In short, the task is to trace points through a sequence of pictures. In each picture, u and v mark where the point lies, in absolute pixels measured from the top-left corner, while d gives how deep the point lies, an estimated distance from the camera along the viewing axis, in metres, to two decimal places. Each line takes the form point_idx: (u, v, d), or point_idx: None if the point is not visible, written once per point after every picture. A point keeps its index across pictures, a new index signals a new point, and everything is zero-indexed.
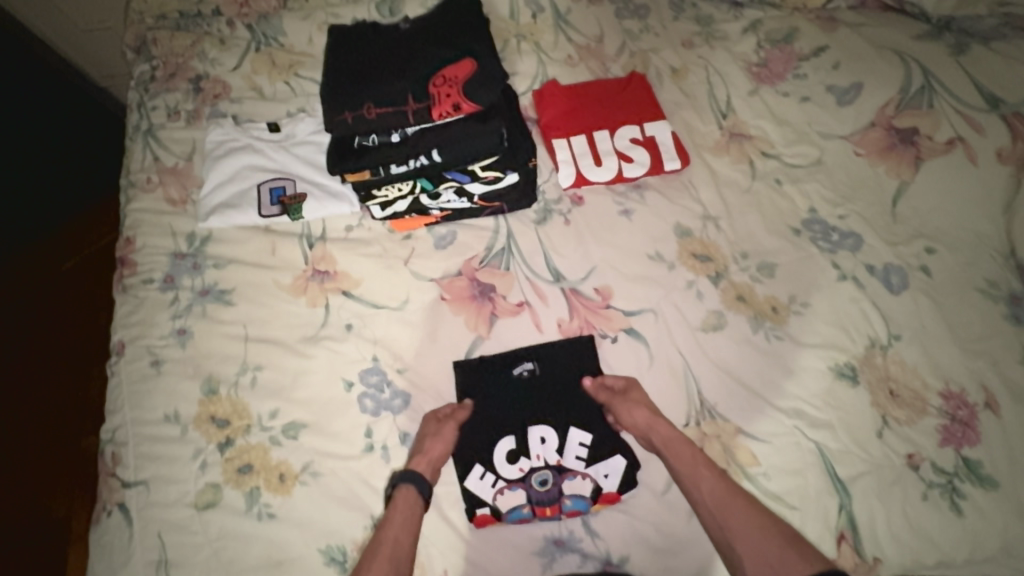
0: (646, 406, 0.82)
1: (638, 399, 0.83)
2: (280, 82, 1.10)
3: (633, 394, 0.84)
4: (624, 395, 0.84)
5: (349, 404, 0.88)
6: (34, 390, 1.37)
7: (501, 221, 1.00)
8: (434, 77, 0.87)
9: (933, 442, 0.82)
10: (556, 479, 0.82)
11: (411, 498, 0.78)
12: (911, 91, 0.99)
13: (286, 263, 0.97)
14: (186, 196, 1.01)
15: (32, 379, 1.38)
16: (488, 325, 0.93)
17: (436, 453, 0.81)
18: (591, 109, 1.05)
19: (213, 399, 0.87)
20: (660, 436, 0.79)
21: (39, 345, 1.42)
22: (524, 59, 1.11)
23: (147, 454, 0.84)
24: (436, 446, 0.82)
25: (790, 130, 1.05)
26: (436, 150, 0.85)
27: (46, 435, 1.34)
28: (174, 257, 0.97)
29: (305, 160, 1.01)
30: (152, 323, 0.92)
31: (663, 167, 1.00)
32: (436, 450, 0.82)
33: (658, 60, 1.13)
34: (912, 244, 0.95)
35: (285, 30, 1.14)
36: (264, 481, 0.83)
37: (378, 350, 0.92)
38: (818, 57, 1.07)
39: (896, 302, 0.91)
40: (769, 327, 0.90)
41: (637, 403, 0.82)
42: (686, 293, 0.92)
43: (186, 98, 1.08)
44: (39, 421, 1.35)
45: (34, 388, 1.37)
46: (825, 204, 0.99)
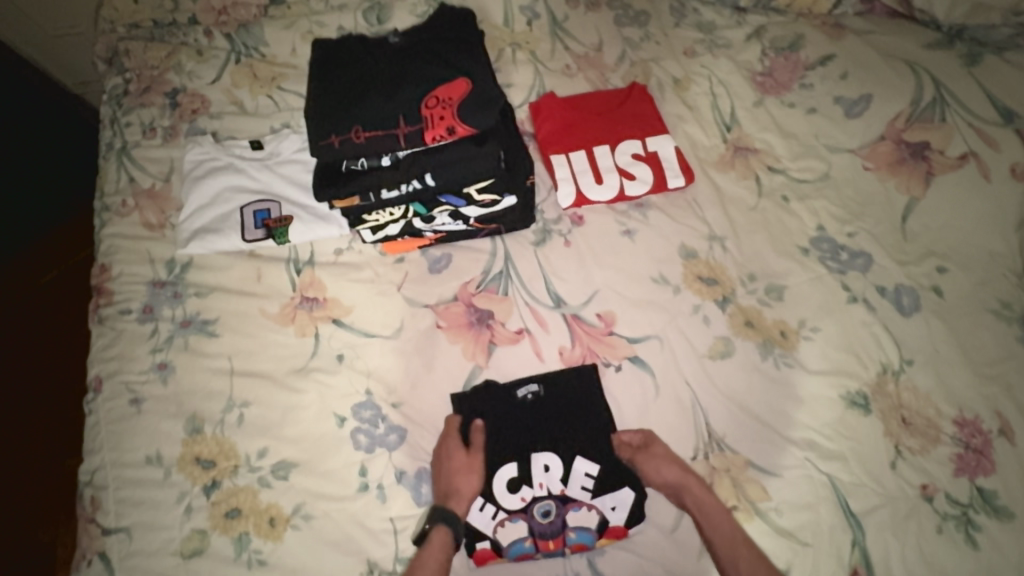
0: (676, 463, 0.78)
1: (668, 456, 0.79)
2: (262, 96, 1.04)
3: (659, 449, 0.79)
4: (646, 449, 0.80)
5: (342, 441, 0.84)
6: (11, 412, 1.29)
7: (498, 242, 0.95)
8: (428, 98, 0.81)
9: (947, 472, 0.79)
10: (559, 510, 0.78)
11: (443, 538, 0.75)
12: (922, 104, 0.96)
13: (272, 290, 0.92)
14: (164, 220, 0.96)
15: (12, 398, 1.31)
16: (486, 354, 0.88)
17: (469, 488, 0.78)
18: (590, 124, 1.00)
19: (197, 438, 0.83)
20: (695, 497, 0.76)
21: (16, 362, 1.34)
22: (519, 69, 1.06)
23: (128, 499, 0.80)
24: (469, 481, 0.78)
25: (796, 143, 1.01)
26: (430, 174, 0.80)
27: (26, 457, 1.26)
28: (152, 285, 0.91)
29: (290, 179, 0.96)
30: (130, 357, 0.87)
31: (666, 185, 0.96)
32: (470, 485, 0.78)
33: (659, 70, 1.09)
34: (923, 262, 0.91)
35: (266, 39, 1.08)
36: (253, 525, 0.78)
37: (371, 383, 0.87)
38: (824, 66, 1.04)
39: (908, 324, 0.87)
40: (778, 354, 0.86)
41: (667, 460, 0.78)
42: (692, 318, 0.89)
43: (162, 113, 1.02)
44: (21, 441, 1.27)
45: (13, 409, 1.30)
46: (833, 221, 0.95)
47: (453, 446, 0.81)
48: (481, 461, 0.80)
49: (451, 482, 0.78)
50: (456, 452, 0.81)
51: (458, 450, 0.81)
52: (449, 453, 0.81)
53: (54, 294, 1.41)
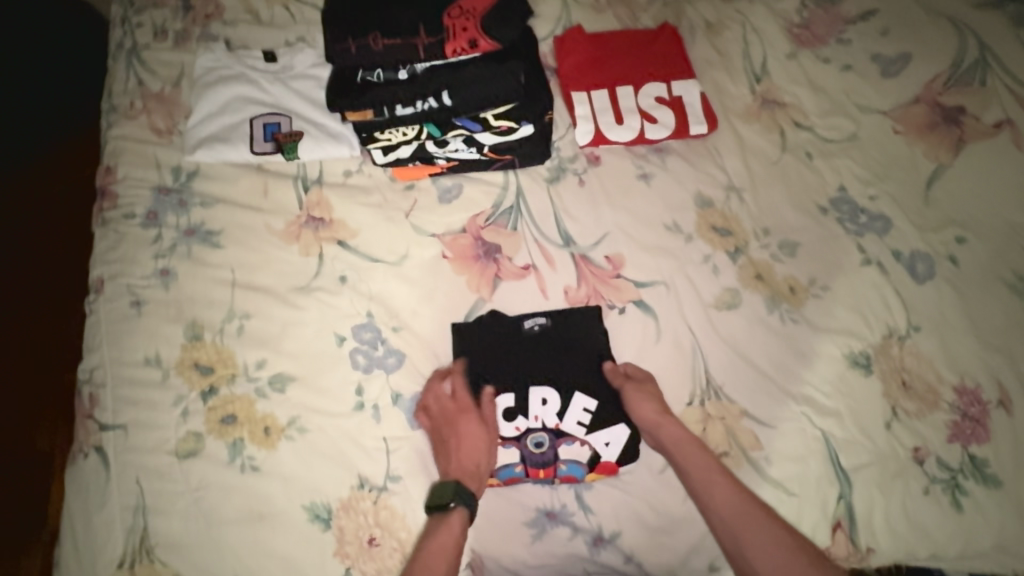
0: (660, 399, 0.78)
1: (654, 395, 0.78)
2: (279, 7, 1.00)
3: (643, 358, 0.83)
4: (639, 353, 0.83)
5: (341, 359, 0.84)
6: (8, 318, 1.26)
7: (511, 176, 0.92)
8: (451, 9, 0.78)
9: (941, 437, 0.79)
10: (552, 442, 0.78)
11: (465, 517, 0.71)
12: (963, 66, 0.92)
13: (279, 207, 0.91)
14: (171, 125, 0.93)
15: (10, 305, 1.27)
16: (491, 287, 0.87)
17: (480, 456, 0.76)
18: (616, 62, 0.97)
19: (196, 344, 0.83)
20: (669, 437, 0.74)
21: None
22: (546, 0, 1.02)
23: (127, 397, 0.80)
24: (482, 451, 0.76)
25: (826, 101, 0.98)
26: (447, 92, 0.78)
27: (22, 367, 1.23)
28: (157, 191, 0.90)
29: (303, 95, 0.93)
30: (133, 260, 0.86)
31: (689, 131, 0.93)
32: (483, 454, 0.76)
33: (692, 13, 1.04)
34: (943, 231, 0.89)
35: None
36: (248, 433, 0.79)
37: (373, 306, 0.87)
38: (865, 21, 0.99)
39: (920, 290, 0.86)
40: (785, 309, 0.85)
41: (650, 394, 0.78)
42: (702, 267, 0.87)
43: (174, 17, 0.99)
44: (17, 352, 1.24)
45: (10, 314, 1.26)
46: (856, 182, 0.93)
47: (445, 411, 0.79)
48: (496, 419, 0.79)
49: (462, 454, 0.75)
50: (450, 419, 0.78)
51: (449, 408, 0.79)
52: (445, 419, 0.78)
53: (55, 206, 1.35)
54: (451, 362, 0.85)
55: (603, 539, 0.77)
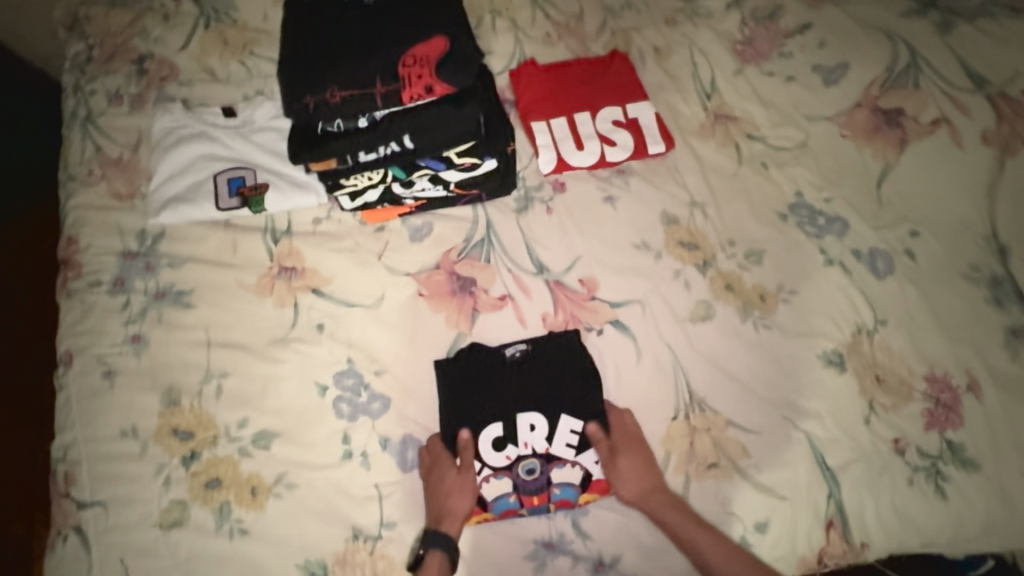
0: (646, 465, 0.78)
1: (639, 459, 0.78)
2: (235, 63, 1.01)
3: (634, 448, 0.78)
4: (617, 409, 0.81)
5: (325, 411, 0.83)
6: None
7: (480, 210, 0.94)
8: (404, 57, 0.79)
9: (919, 427, 0.82)
10: (544, 467, 0.79)
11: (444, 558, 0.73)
12: (897, 71, 0.97)
13: (249, 261, 0.90)
14: (134, 190, 0.93)
15: None
16: (470, 321, 0.88)
17: (460, 494, 0.76)
18: (571, 91, 1.00)
19: (174, 410, 0.81)
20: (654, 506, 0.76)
21: None
22: (499, 37, 1.05)
23: (105, 472, 0.78)
24: (456, 489, 0.76)
25: (775, 112, 1.02)
26: (408, 136, 0.79)
27: None
28: (123, 257, 0.89)
29: (265, 148, 0.94)
30: (102, 330, 0.85)
31: (647, 151, 0.96)
32: (458, 492, 0.76)
33: (640, 39, 1.08)
34: (898, 227, 0.93)
35: (236, 5, 1.04)
36: (234, 496, 0.77)
37: (353, 352, 0.86)
38: (803, 35, 1.04)
39: (883, 286, 0.89)
40: (757, 317, 0.88)
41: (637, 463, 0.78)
42: (674, 283, 0.89)
43: (128, 81, 0.98)
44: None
45: None
46: (811, 187, 0.97)
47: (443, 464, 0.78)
48: (472, 459, 0.78)
49: (435, 498, 0.76)
50: (449, 472, 0.77)
51: (446, 465, 0.78)
52: (441, 472, 0.78)
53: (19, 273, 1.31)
54: (436, 399, 0.84)
55: (603, 565, 0.76)
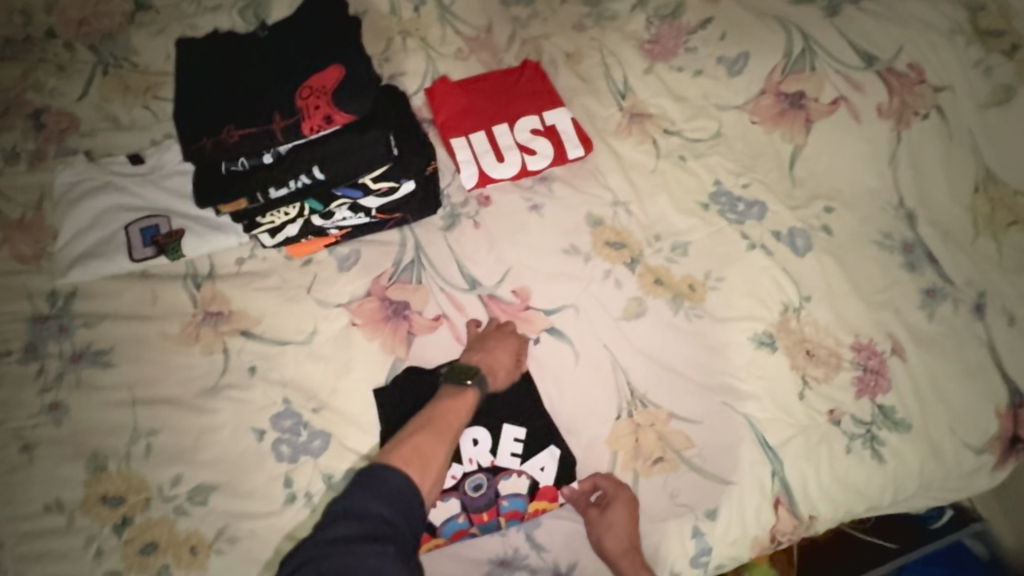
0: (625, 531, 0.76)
1: (617, 525, 0.76)
2: (139, 108, 0.98)
3: (613, 514, 0.76)
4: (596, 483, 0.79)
5: (264, 456, 0.80)
6: None
7: (407, 231, 0.93)
8: (301, 89, 0.81)
9: (850, 396, 0.85)
10: (490, 482, 0.78)
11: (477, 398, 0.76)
12: (794, 56, 1.01)
13: (171, 311, 0.87)
14: (40, 250, 0.88)
15: None
16: (406, 346, 0.86)
17: (512, 358, 0.81)
18: (487, 105, 1.01)
19: (101, 477, 0.77)
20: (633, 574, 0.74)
21: None
22: (410, 57, 1.04)
23: (28, 554, 0.73)
24: (512, 356, 0.82)
25: (688, 106, 1.05)
26: (317, 167, 0.80)
27: None
28: (34, 321, 0.85)
29: (178, 193, 0.91)
30: (16, 402, 0.80)
31: (567, 157, 0.97)
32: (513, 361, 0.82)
33: (550, 46, 1.10)
34: (812, 205, 0.97)
35: (135, 48, 1.01)
36: (173, 558, 0.74)
37: (288, 392, 0.84)
38: (705, 29, 1.07)
39: (804, 263, 0.92)
40: (688, 307, 0.90)
41: (615, 527, 0.76)
42: (605, 283, 0.91)
43: (25, 137, 0.94)
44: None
45: None
46: (728, 174, 1.00)
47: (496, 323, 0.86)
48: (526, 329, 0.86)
49: (489, 351, 0.80)
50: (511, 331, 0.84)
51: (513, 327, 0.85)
52: (503, 331, 0.84)
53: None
54: (379, 431, 0.82)
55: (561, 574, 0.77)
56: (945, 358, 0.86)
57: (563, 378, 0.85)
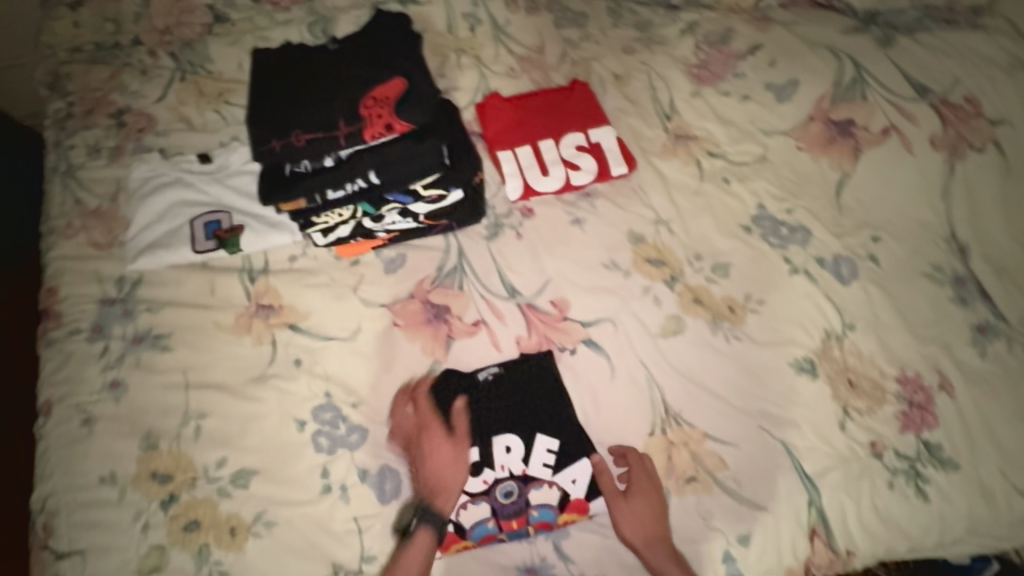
0: (648, 515, 0.76)
1: (640, 509, 0.76)
2: (210, 111, 1.05)
3: (637, 499, 0.77)
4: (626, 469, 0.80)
5: (304, 446, 0.83)
6: None
7: (452, 238, 0.96)
8: (366, 100, 0.88)
9: (894, 430, 0.82)
10: (522, 490, 0.79)
11: (439, 535, 0.75)
12: (844, 84, 1.01)
13: (226, 302, 0.92)
14: (112, 238, 0.95)
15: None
16: (445, 348, 0.89)
17: (456, 480, 0.78)
18: (534, 120, 1.04)
19: (153, 454, 0.81)
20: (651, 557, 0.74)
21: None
22: (464, 73, 1.09)
23: (82, 522, 0.78)
24: (458, 469, 0.78)
25: (734, 130, 1.06)
26: (374, 172, 0.84)
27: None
28: (102, 304, 0.90)
29: (240, 191, 0.97)
30: (81, 378, 0.85)
31: (611, 173, 0.99)
32: (461, 471, 0.78)
33: (599, 67, 1.13)
34: (858, 234, 0.96)
35: (211, 56, 1.08)
36: (213, 538, 0.77)
37: (330, 386, 0.87)
38: (754, 55, 1.09)
39: (848, 292, 0.91)
40: (727, 328, 0.89)
41: (637, 511, 0.76)
42: (644, 300, 0.91)
43: (107, 134, 1.02)
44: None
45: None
46: (772, 199, 1.00)
47: (427, 420, 0.82)
48: (467, 429, 0.81)
49: (431, 470, 0.78)
50: (439, 437, 0.81)
51: (439, 430, 0.81)
52: (429, 434, 0.81)
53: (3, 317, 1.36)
54: (415, 430, 0.84)
55: None
56: (996, 398, 0.84)
57: (602, 390, 0.86)
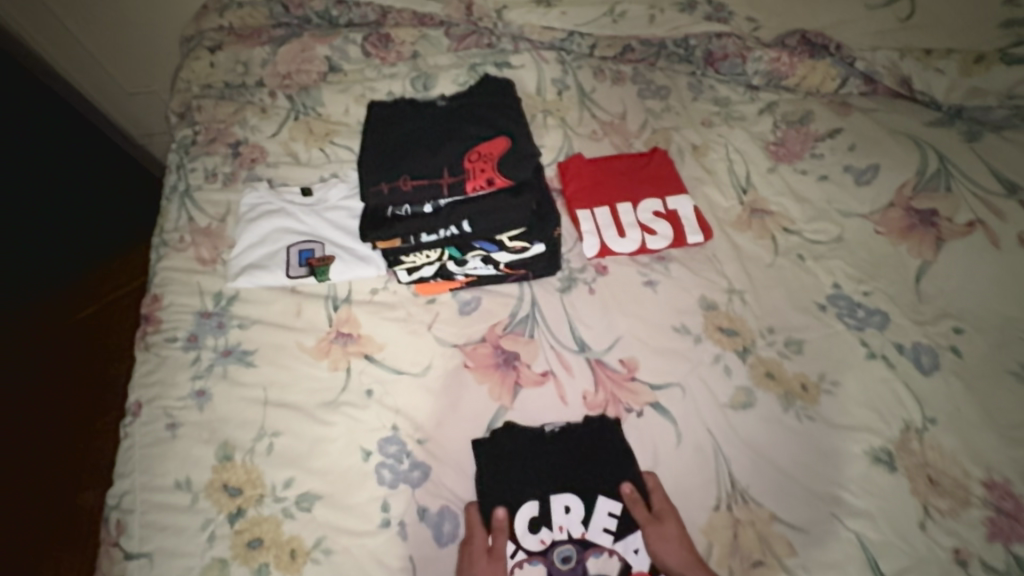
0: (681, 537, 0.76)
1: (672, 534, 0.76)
2: (316, 149, 1.14)
3: (668, 525, 0.76)
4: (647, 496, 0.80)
5: (367, 475, 0.85)
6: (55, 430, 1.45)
7: (525, 288, 1.00)
8: (470, 154, 0.94)
9: (981, 537, 0.76)
10: (580, 555, 0.77)
11: None
12: (927, 175, 1.02)
13: (310, 325, 0.97)
14: (216, 256, 1.03)
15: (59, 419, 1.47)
16: (511, 395, 0.90)
17: None
18: (613, 182, 1.08)
19: (227, 465, 0.85)
20: None
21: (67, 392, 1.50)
22: (550, 133, 1.16)
23: (153, 523, 0.81)
24: None
25: (810, 207, 1.07)
26: (468, 221, 0.89)
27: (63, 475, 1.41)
28: (199, 315, 0.97)
29: (335, 224, 1.04)
30: (172, 382, 0.91)
31: (686, 240, 1.02)
32: None
33: (679, 138, 1.18)
34: (939, 323, 0.93)
35: (322, 100, 1.19)
36: (273, 557, 0.78)
37: (398, 419, 0.89)
38: (833, 138, 1.12)
39: (928, 382, 0.88)
40: (800, 406, 0.88)
41: (671, 535, 0.76)
42: (713, 368, 0.91)
43: (224, 161, 1.12)
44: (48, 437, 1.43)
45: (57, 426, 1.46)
46: (849, 280, 0.99)
47: (473, 531, 0.78)
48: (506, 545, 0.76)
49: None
50: (479, 548, 0.76)
51: (480, 544, 0.77)
52: (471, 543, 0.77)
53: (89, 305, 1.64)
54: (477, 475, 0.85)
55: None
56: None
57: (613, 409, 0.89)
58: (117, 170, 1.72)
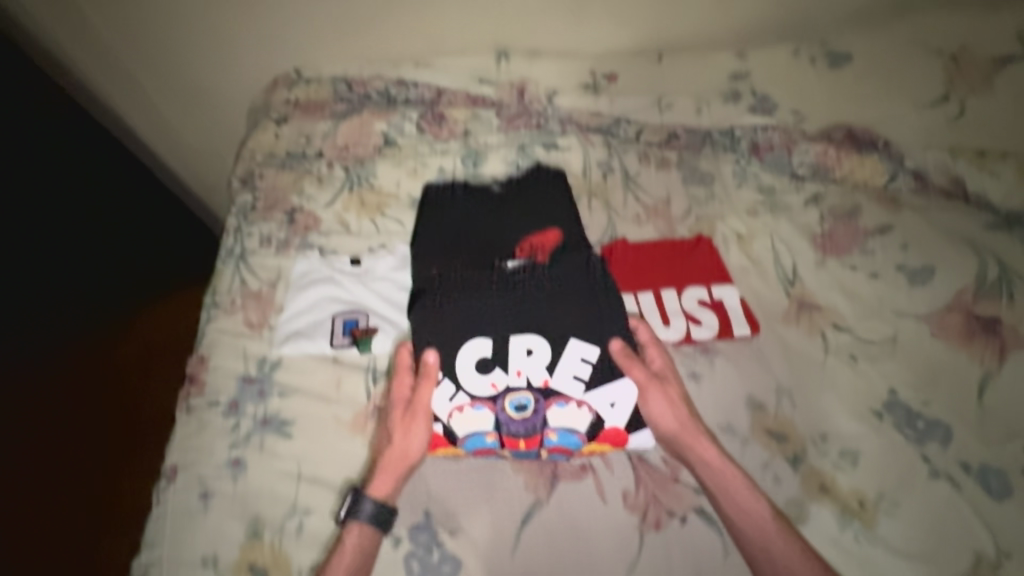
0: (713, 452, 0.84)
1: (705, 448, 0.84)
2: (366, 220, 1.18)
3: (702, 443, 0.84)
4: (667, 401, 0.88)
5: (396, 566, 0.82)
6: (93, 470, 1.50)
7: None
8: (521, 244, 1.00)
9: None
10: (539, 405, 0.87)
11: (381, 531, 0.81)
12: (989, 281, 1.00)
13: (348, 399, 0.97)
14: (263, 320, 1.05)
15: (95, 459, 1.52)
16: (549, 488, 0.87)
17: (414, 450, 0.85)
18: (658, 268, 1.08)
19: (256, 544, 0.83)
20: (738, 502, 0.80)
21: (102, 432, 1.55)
22: (594, 216, 1.18)
23: None
24: (421, 430, 0.86)
25: (861, 305, 1.04)
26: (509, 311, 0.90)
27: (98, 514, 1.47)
28: (242, 381, 0.98)
29: (380, 296, 1.06)
30: (209, 450, 0.91)
31: (733, 333, 1.01)
32: (422, 436, 0.86)
33: (724, 225, 1.17)
34: (1008, 445, 0.87)
35: (376, 172, 1.24)
36: None
37: (431, 505, 0.87)
38: (885, 235, 1.10)
39: (998, 508, 0.83)
40: (858, 527, 0.83)
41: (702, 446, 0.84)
42: (762, 476, 0.87)
43: (279, 228, 1.17)
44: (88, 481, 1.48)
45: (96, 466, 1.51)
46: (906, 387, 0.95)
47: (404, 393, 0.89)
48: (427, 405, 0.86)
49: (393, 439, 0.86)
50: (402, 400, 0.88)
51: (404, 392, 0.89)
52: (401, 401, 0.88)
53: (124, 348, 1.71)
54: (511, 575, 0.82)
55: None
56: None
57: (636, 405, 0.87)
58: (167, 220, 1.81)
